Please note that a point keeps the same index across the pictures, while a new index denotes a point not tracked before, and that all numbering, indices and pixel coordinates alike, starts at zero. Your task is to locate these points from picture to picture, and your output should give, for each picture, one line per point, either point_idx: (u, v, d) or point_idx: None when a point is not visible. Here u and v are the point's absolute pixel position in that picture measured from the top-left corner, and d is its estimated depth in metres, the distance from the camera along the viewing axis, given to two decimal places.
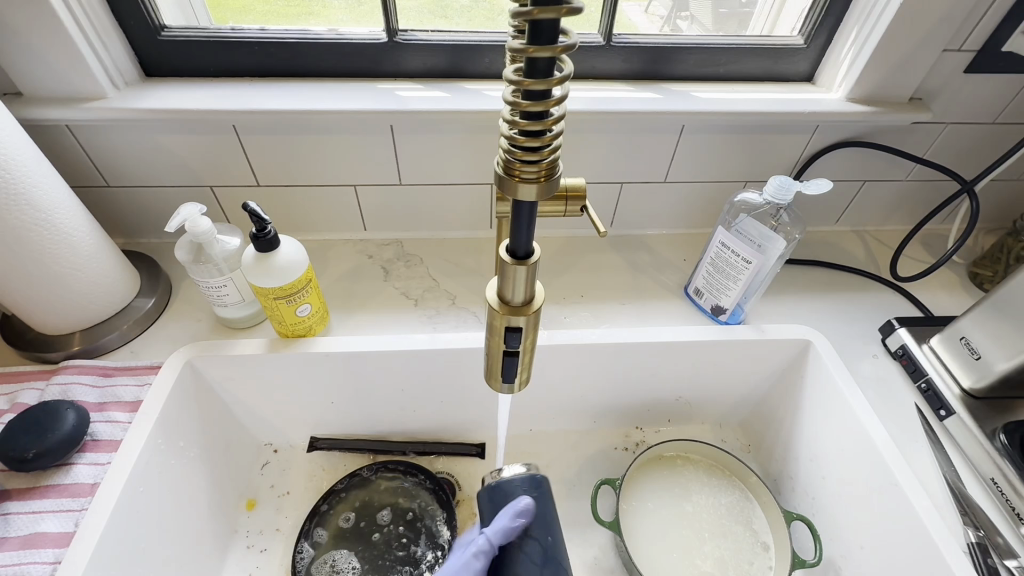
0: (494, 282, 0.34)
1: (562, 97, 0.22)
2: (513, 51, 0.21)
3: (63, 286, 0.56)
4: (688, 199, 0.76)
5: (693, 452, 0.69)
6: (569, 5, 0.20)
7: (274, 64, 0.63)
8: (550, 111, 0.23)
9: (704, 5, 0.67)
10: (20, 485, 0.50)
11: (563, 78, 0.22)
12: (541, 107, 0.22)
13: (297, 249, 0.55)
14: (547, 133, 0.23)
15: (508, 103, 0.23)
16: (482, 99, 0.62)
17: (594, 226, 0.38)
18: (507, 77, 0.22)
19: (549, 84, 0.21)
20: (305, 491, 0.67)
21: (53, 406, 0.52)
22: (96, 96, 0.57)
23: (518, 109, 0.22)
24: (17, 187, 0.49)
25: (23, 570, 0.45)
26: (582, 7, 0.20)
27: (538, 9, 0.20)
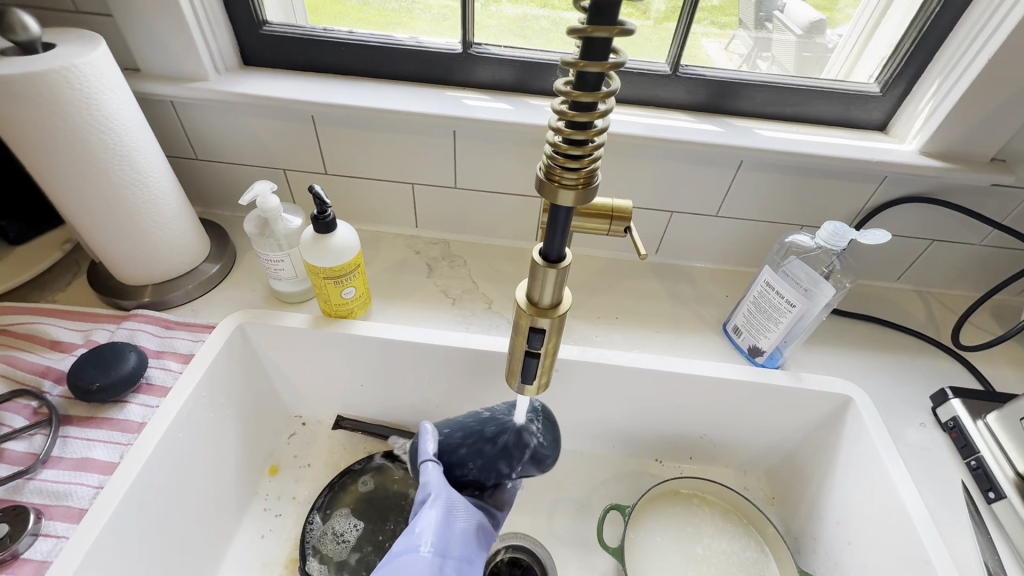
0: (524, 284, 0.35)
1: (607, 111, 0.24)
2: (565, 65, 0.23)
3: (145, 241, 0.63)
4: (738, 236, 0.75)
5: (711, 494, 0.67)
6: (622, 26, 0.21)
7: (357, 64, 0.68)
8: (594, 123, 0.24)
9: (788, 48, 0.67)
10: (81, 413, 0.55)
11: (609, 93, 0.23)
12: (586, 118, 0.23)
13: (350, 232, 0.58)
14: (590, 143, 0.24)
15: (555, 112, 0.24)
16: (543, 114, 0.65)
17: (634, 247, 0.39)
18: (558, 88, 0.24)
19: (596, 98, 0.23)
20: (324, 466, 0.70)
21: (119, 347, 0.57)
22: (198, 78, 0.64)
23: (565, 118, 0.24)
24: (122, 149, 0.56)
25: (71, 490, 0.49)
26: (634, 29, 0.22)
27: (592, 28, 0.21)
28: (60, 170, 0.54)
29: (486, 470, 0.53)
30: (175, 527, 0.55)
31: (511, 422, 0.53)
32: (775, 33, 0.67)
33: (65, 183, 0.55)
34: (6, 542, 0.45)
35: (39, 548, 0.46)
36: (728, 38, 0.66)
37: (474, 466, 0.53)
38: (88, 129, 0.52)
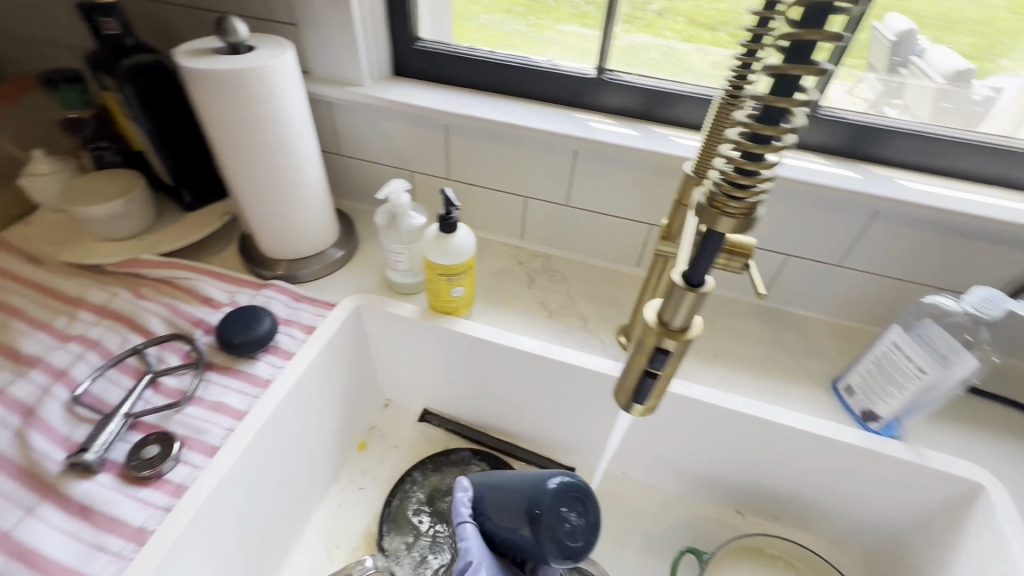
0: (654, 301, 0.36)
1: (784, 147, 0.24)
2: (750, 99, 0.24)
3: (290, 220, 0.71)
4: (860, 289, 0.70)
5: (798, 560, 0.63)
6: (820, 67, 0.22)
7: (493, 81, 0.72)
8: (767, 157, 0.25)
9: (924, 96, 0.63)
10: (220, 361, 0.63)
11: (789, 131, 0.24)
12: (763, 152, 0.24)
13: (469, 234, 0.62)
14: (759, 176, 0.25)
15: (730, 143, 0.25)
16: (668, 143, 0.65)
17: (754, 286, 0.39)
18: (738, 120, 0.25)
19: (778, 134, 0.23)
20: (408, 451, 0.74)
21: (257, 310, 0.65)
22: (355, 83, 0.72)
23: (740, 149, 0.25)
24: (287, 139, 0.64)
25: (207, 427, 0.56)
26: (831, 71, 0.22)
27: (789, 66, 0.22)
28: (240, 149, 0.62)
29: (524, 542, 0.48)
30: (280, 479, 0.61)
31: (538, 488, 0.46)
32: (910, 79, 0.63)
33: (240, 161, 0.64)
34: (155, 461, 0.52)
35: (178, 472, 0.52)
36: (855, 81, 0.64)
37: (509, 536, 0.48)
38: (267, 118, 0.61)
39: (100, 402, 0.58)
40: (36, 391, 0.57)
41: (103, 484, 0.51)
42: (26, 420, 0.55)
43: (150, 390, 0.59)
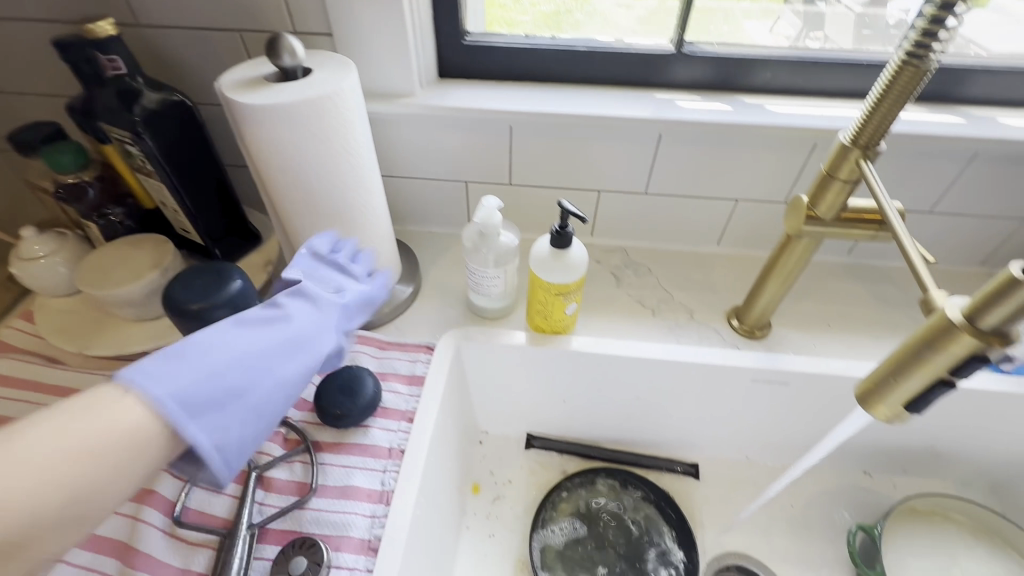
0: (936, 293, 0.34)
1: None
2: None
3: (359, 261, 0.62)
4: (950, 234, 0.70)
5: (952, 511, 0.62)
6: None
7: (557, 70, 0.66)
8: None
9: (843, 25, 0.64)
10: (328, 438, 0.54)
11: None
12: None
13: (583, 248, 0.55)
14: None
15: None
16: (766, 114, 0.61)
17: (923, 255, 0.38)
18: None
19: None
20: (526, 484, 0.69)
21: (356, 369, 0.57)
22: (406, 93, 0.63)
23: None
24: (357, 171, 0.55)
25: (348, 519, 0.48)
26: None
27: None
28: (308, 192, 0.54)
29: None
30: (428, 557, 0.54)
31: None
32: (827, 7, 0.64)
33: (307, 204, 0.55)
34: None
35: None
36: (774, 18, 0.65)
37: None
38: (336, 153, 0.52)
39: (205, 516, 0.48)
40: (123, 524, 0.47)
41: None
42: (126, 561, 0.45)
43: (261, 490, 0.50)
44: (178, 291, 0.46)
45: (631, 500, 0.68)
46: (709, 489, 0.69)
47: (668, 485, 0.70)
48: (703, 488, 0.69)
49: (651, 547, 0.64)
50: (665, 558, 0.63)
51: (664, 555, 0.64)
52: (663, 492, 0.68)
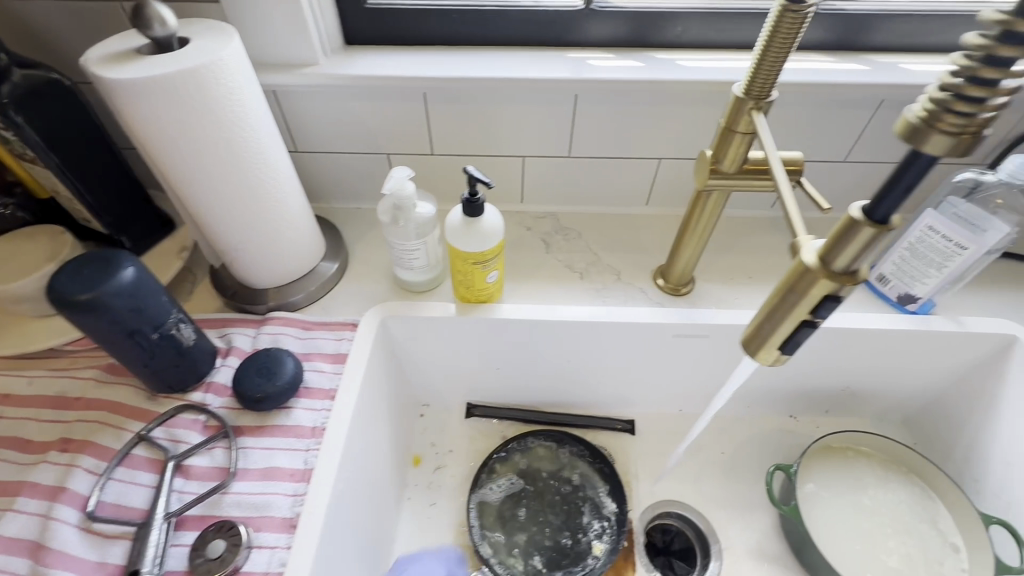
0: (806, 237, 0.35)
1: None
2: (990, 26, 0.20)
3: (274, 242, 0.60)
4: (865, 182, 0.72)
5: (862, 444, 0.66)
6: None
7: (468, 33, 0.64)
8: (1002, 83, 0.22)
9: None
10: (250, 422, 0.54)
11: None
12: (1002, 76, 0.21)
13: (497, 215, 0.55)
14: (989, 101, 0.22)
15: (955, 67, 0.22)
16: (677, 69, 0.61)
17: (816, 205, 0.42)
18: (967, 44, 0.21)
19: None
20: (467, 452, 0.70)
21: (274, 352, 0.56)
22: (309, 62, 0.60)
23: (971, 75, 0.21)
24: (256, 146, 0.52)
25: (269, 500, 0.48)
26: None
27: None
28: (205, 175, 0.51)
29: (172, 340, 0.51)
30: (359, 532, 0.54)
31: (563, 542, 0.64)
32: None
33: (205, 188, 0.52)
34: (227, 558, 0.44)
35: (257, 560, 0.45)
36: None
37: (167, 328, 0.50)
38: (228, 129, 0.49)
39: (121, 509, 0.48)
40: (33, 523, 0.46)
41: None
42: (36, 559, 0.44)
43: (179, 478, 0.50)
44: (59, 283, 0.44)
45: (567, 459, 0.70)
46: (644, 443, 0.72)
47: (605, 442, 0.72)
48: (638, 442, 0.72)
49: (584, 503, 0.67)
50: (599, 512, 0.66)
51: (598, 509, 0.66)
52: (599, 450, 0.70)
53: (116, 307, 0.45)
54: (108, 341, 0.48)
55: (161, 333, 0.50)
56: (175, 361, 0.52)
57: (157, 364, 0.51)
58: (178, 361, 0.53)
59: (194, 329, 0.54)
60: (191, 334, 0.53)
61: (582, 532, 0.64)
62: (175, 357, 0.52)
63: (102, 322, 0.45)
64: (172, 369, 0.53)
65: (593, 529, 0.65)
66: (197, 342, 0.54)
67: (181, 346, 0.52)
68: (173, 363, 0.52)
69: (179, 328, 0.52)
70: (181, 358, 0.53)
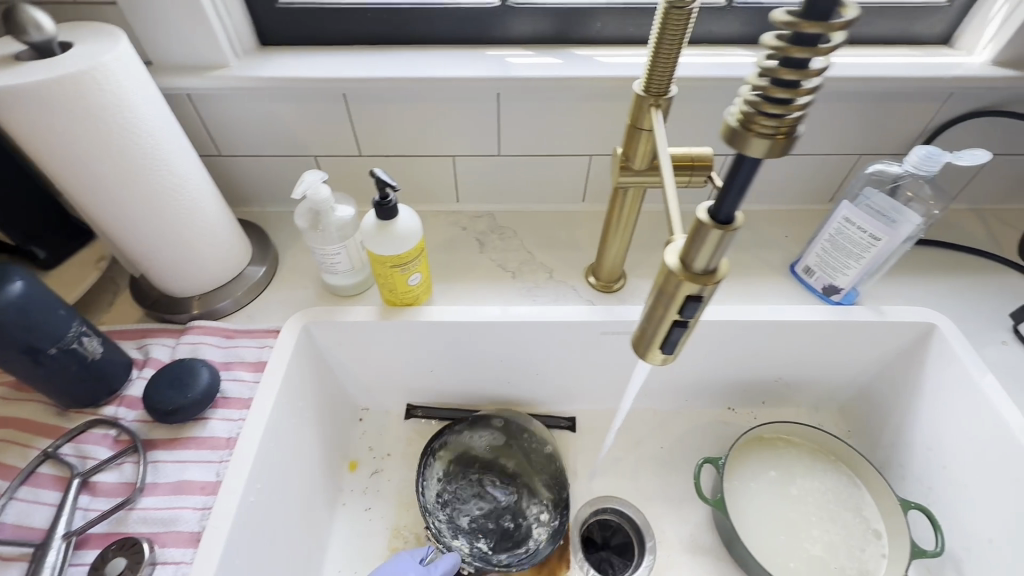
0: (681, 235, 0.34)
1: (823, 69, 0.21)
2: (779, 26, 0.20)
3: (189, 249, 0.59)
4: (795, 174, 0.72)
5: (793, 434, 0.67)
6: (843, 21, 0.19)
7: (386, 32, 0.63)
8: (803, 82, 0.21)
9: None
10: (163, 435, 0.53)
11: (833, 47, 0.20)
12: (799, 77, 0.21)
13: (414, 217, 0.55)
14: (795, 101, 0.22)
15: (758, 68, 0.22)
16: (596, 66, 0.61)
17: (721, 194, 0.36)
18: (764, 43, 0.21)
19: (817, 54, 0.20)
20: (405, 455, 0.70)
21: (189, 363, 0.55)
22: (219, 65, 0.59)
23: (772, 76, 0.21)
24: (156, 152, 0.51)
25: (177, 514, 0.47)
26: (856, 21, 0.20)
27: (807, 23, 0.19)
28: (104, 183, 0.50)
29: (73, 355, 0.50)
30: (279, 542, 0.54)
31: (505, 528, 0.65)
32: None
33: (106, 197, 0.51)
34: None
35: None
36: None
37: (65, 344, 0.49)
38: (123, 135, 0.48)
39: (22, 530, 0.46)
40: None
41: None
42: None
43: (85, 495, 0.48)
44: None
45: (510, 446, 0.70)
46: (582, 439, 0.72)
47: None
48: (577, 439, 0.72)
49: (523, 491, 0.68)
50: (540, 499, 0.67)
51: (539, 496, 0.67)
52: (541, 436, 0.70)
53: (4, 322, 0.44)
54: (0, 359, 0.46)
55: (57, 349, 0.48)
56: (78, 376, 0.51)
57: (58, 380, 0.50)
58: (81, 376, 0.51)
59: (100, 341, 0.53)
60: (96, 347, 0.52)
61: (522, 519, 0.66)
62: (78, 373, 0.51)
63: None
64: (77, 385, 0.51)
65: (535, 513, 0.66)
66: (104, 355, 0.53)
67: (87, 361, 0.51)
68: (76, 378, 0.51)
69: (82, 341, 0.50)
70: (85, 374, 0.51)
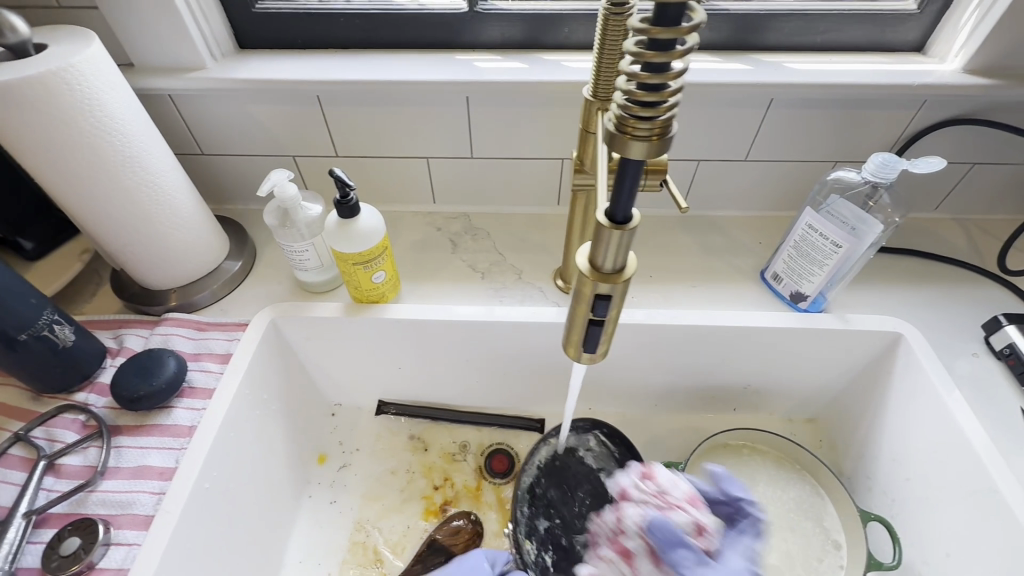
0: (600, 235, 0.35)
1: (683, 71, 0.22)
2: (633, 33, 0.21)
3: (164, 244, 0.61)
4: (769, 180, 0.72)
5: (758, 442, 0.66)
6: (689, 25, 0.20)
7: (360, 36, 0.65)
8: (667, 84, 0.22)
9: None
10: (129, 422, 0.55)
11: (689, 49, 0.21)
12: (661, 80, 0.21)
13: (376, 215, 0.56)
14: (663, 103, 0.23)
15: (625, 73, 0.22)
16: (561, 70, 0.62)
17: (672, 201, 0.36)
18: (625, 51, 0.22)
19: (671, 57, 0.21)
20: (372, 450, 0.71)
21: (157, 353, 0.57)
22: (196, 66, 0.61)
23: (636, 81, 0.22)
24: (129, 151, 0.53)
25: (133, 498, 0.49)
26: (702, 25, 0.21)
27: (657, 29, 0.20)
28: (80, 179, 0.52)
29: (44, 341, 0.52)
30: (235, 528, 0.55)
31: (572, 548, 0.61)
32: None
33: (81, 192, 0.53)
34: (79, 554, 0.45)
35: (113, 557, 0.46)
36: None
37: (37, 330, 0.51)
38: (95, 134, 0.50)
39: None
40: None
41: None
42: None
43: (50, 476, 0.51)
44: None
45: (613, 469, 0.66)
46: None
47: (510, 440, 0.72)
48: None
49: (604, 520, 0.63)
50: None
51: None
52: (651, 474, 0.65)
53: None
54: None
55: (30, 334, 0.51)
56: (51, 362, 0.53)
57: (31, 366, 0.52)
58: (53, 361, 0.53)
59: (74, 329, 0.55)
60: (69, 335, 0.54)
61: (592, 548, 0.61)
62: (50, 359, 0.53)
63: None
64: (48, 370, 0.54)
65: None
66: (76, 344, 0.55)
67: (58, 348, 0.53)
68: (48, 363, 0.53)
69: (54, 329, 0.53)
70: (57, 360, 0.54)
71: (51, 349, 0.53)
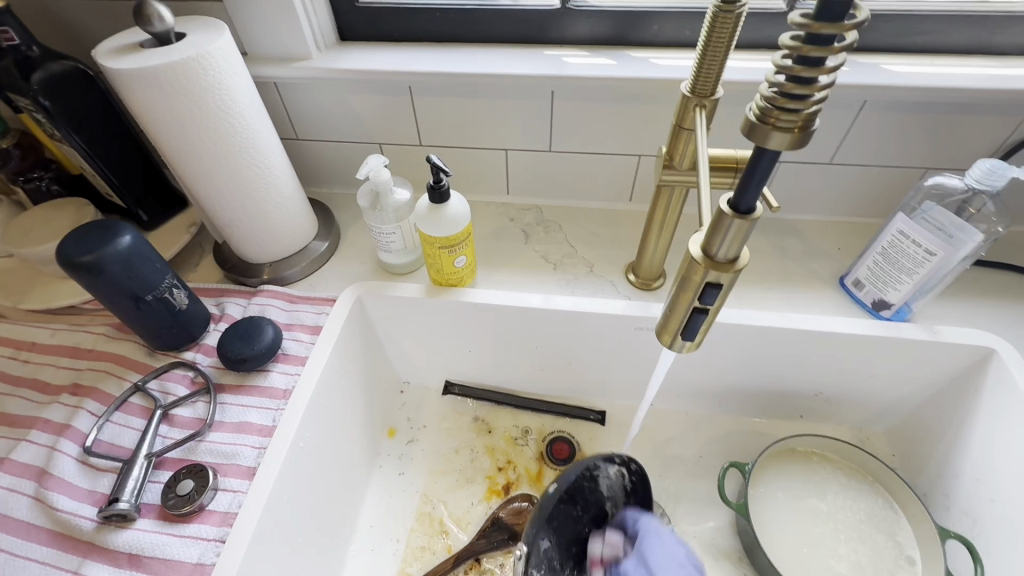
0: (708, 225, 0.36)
1: (837, 67, 0.23)
2: (794, 29, 0.22)
3: (265, 221, 0.66)
4: (853, 185, 0.70)
5: (828, 450, 0.65)
6: (852, 21, 0.21)
7: (452, 30, 0.68)
8: (818, 79, 0.23)
9: None
10: (230, 381, 0.60)
11: (846, 46, 0.22)
12: (814, 74, 0.22)
13: (463, 202, 0.59)
14: (810, 98, 0.24)
15: (777, 66, 0.23)
16: (648, 67, 0.62)
17: (762, 200, 0.33)
18: (782, 44, 0.23)
19: (829, 53, 0.22)
20: (439, 427, 0.74)
21: (257, 320, 0.61)
22: (303, 56, 0.65)
23: (789, 74, 0.23)
24: (246, 134, 0.58)
25: (237, 450, 0.54)
26: (864, 23, 0.21)
27: (819, 25, 0.21)
28: (201, 156, 0.57)
29: (166, 302, 0.57)
30: (319, 487, 0.59)
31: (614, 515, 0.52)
32: None
33: (201, 169, 0.58)
34: (193, 496, 0.50)
35: (221, 501, 0.51)
36: None
37: (161, 290, 0.57)
38: (218, 115, 0.55)
39: (114, 447, 0.54)
40: (41, 452, 0.52)
41: (143, 530, 0.49)
42: (41, 482, 0.50)
43: (165, 424, 0.56)
44: (66, 249, 0.50)
45: None
46: (609, 432, 0.73)
47: (572, 429, 0.74)
48: (604, 432, 0.73)
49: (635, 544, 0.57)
50: None
51: None
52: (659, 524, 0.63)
53: (115, 271, 0.52)
54: (111, 301, 0.54)
55: (155, 295, 0.56)
56: (168, 320, 0.59)
57: (152, 323, 0.58)
58: (170, 321, 0.59)
59: (187, 294, 0.61)
60: (184, 297, 0.60)
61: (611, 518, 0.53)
62: (168, 319, 0.59)
63: (103, 281, 0.52)
64: (165, 328, 0.59)
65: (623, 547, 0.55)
66: (189, 307, 0.61)
67: (175, 309, 0.59)
68: (166, 322, 0.59)
69: (173, 292, 0.58)
70: (174, 319, 0.59)
71: (169, 308, 0.58)
